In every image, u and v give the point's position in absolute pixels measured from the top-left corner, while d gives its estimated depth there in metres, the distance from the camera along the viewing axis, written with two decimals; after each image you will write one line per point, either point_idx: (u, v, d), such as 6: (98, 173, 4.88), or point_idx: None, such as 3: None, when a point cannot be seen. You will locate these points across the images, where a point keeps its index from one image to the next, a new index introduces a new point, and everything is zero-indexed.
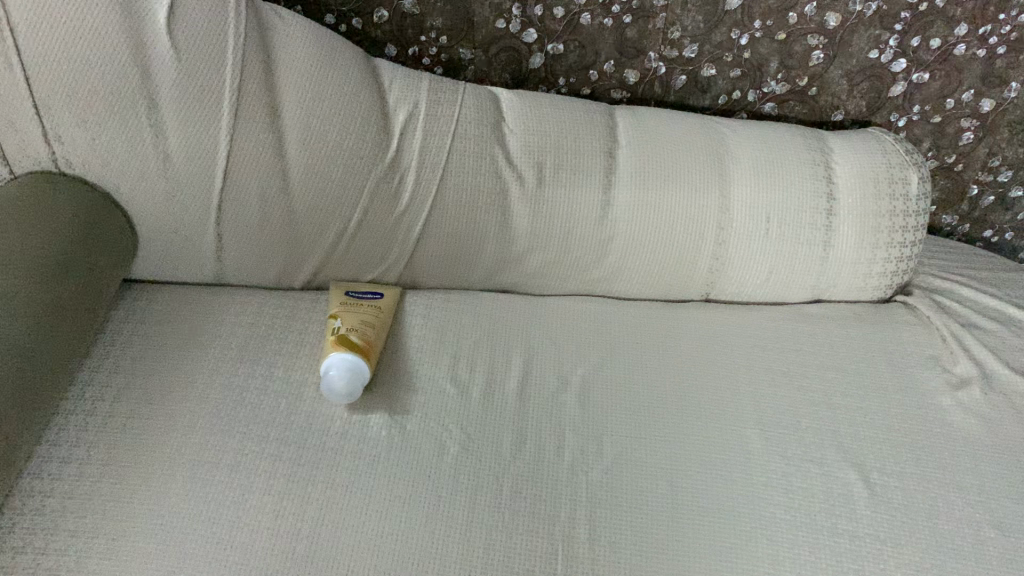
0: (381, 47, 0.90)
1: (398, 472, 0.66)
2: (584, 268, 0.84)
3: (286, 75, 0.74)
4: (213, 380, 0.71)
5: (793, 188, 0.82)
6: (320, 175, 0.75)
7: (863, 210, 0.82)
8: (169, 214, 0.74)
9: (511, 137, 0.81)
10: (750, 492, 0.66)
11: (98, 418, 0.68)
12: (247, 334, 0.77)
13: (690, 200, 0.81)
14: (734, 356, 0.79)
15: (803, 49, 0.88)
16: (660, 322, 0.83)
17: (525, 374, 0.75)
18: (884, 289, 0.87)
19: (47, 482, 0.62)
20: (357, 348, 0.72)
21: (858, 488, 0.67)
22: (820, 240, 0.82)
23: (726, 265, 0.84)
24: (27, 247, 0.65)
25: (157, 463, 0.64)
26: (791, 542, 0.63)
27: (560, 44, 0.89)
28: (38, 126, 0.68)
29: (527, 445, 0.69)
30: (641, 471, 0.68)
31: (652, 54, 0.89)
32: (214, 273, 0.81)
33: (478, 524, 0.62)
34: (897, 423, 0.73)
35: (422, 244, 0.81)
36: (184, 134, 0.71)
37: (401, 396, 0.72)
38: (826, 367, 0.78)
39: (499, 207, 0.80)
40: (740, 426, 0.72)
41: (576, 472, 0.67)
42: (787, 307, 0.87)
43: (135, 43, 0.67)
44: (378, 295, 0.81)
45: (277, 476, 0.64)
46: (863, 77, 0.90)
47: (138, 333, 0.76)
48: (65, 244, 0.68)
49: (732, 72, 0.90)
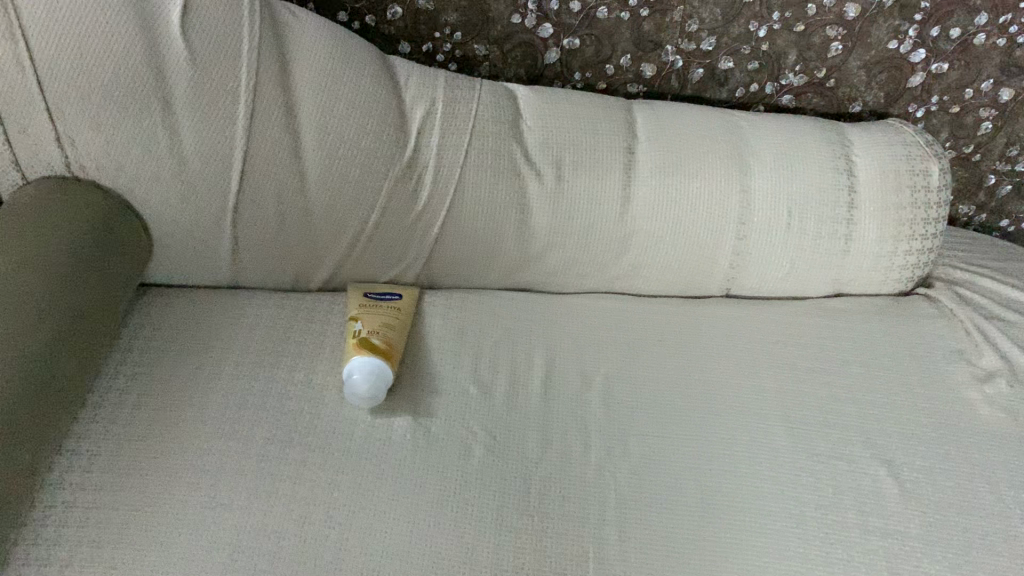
0: (394, 44, 0.87)
1: (424, 476, 0.65)
2: (603, 266, 0.83)
3: (302, 75, 0.72)
4: (232, 385, 0.71)
5: (814, 181, 0.81)
6: (337, 175, 0.75)
7: (885, 202, 0.81)
8: (185, 217, 0.74)
9: (529, 133, 0.80)
10: (780, 491, 0.66)
11: (118, 426, 0.67)
12: (265, 337, 0.76)
13: (710, 194, 0.80)
14: (757, 351, 0.78)
15: (822, 41, 0.86)
16: (680, 318, 0.82)
17: (547, 374, 0.75)
18: (906, 281, 0.86)
19: (69, 492, 0.62)
20: (379, 351, 0.72)
21: (888, 485, 0.67)
22: (841, 232, 0.82)
23: (746, 260, 0.83)
24: (25, 247, 0.64)
25: (180, 471, 0.64)
26: (824, 540, 0.63)
27: (576, 39, 0.86)
28: (51, 129, 0.67)
29: (554, 446, 0.68)
30: (666, 468, 0.67)
31: (670, 47, 0.87)
32: (230, 276, 0.80)
33: (507, 530, 0.62)
34: (925, 416, 0.73)
35: (440, 244, 0.80)
36: (199, 135, 0.70)
37: (423, 398, 0.71)
38: (850, 361, 0.77)
39: (517, 206, 0.79)
40: (766, 422, 0.71)
41: (604, 472, 0.67)
42: (807, 301, 0.86)
43: (150, 43, 0.66)
44: (397, 296, 0.80)
45: (303, 482, 0.64)
46: (882, 68, 0.88)
47: (155, 337, 0.75)
48: (70, 247, 0.66)
49: (749, 64, 0.88)
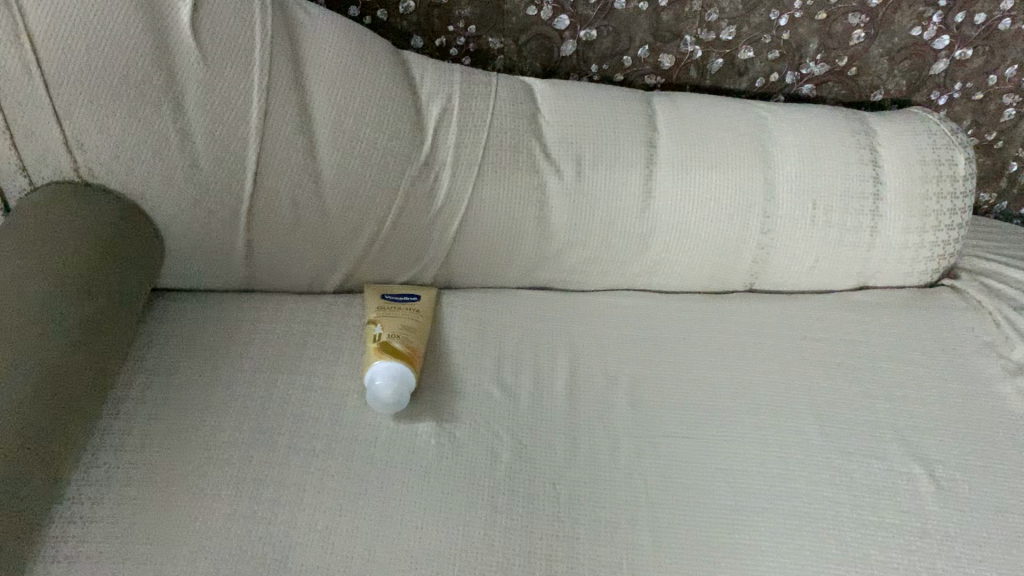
0: (406, 38, 0.85)
1: (451, 483, 0.64)
2: (624, 262, 0.81)
3: (316, 73, 0.71)
4: (251, 392, 0.69)
5: (838, 172, 0.80)
6: (353, 175, 0.73)
7: (910, 193, 0.80)
8: (198, 221, 0.72)
9: (547, 129, 0.78)
10: (814, 490, 0.65)
11: (135, 438, 0.65)
12: (282, 342, 0.74)
13: (733, 188, 0.78)
14: (784, 347, 0.77)
15: (844, 29, 0.84)
16: (704, 315, 0.81)
17: (572, 375, 0.73)
18: (931, 273, 0.84)
19: (88, 506, 0.60)
20: (401, 355, 0.70)
21: (923, 483, 0.66)
22: (866, 225, 0.80)
23: (770, 254, 0.81)
24: (31, 256, 0.62)
25: (201, 482, 0.62)
26: (861, 540, 0.62)
27: (593, 30, 0.84)
28: (59, 134, 0.65)
29: (582, 449, 0.67)
30: (697, 469, 0.66)
31: (689, 37, 0.85)
32: (243, 279, 0.78)
33: (538, 536, 0.61)
34: (957, 412, 0.71)
35: (457, 243, 0.78)
36: (212, 137, 0.68)
37: (446, 402, 0.70)
38: (879, 356, 0.76)
39: (537, 203, 0.77)
40: (797, 420, 0.70)
41: (634, 475, 0.65)
42: (832, 295, 0.84)
43: (159, 43, 0.64)
44: (415, 298, 0.78)
45: (328, 491, 0.63)
46: (905, 55, 0.87)
47: (169, 345, 0.73)
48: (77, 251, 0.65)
49: (770, 53, 0.86)
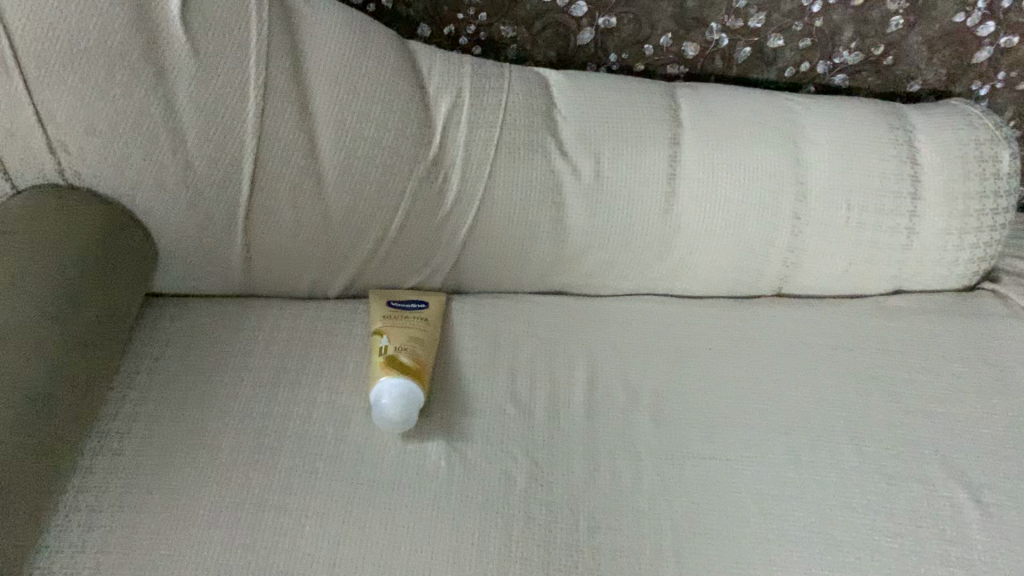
0: (413, 27, 0.80)
1: (464, 508, 0.60)
2: (645, 266, 0.77)
3: (317, 67, 0.66)
4: (250, 408, 0.65)
5: (874, 170, 0.75)
6: (358, 176, 0.68)
7: (951, 193, 0.75)
8: (192, 225, 0.67)
9: (564, 125, 0.73)
10: (850, 516, 0.61)
11: (127, 458, 0.61)
12: (283, 353, 0.70)
13: (761, 187, 0.74)
14: (815, 358, 0.72)
15: (881, 15, 0.79)
16: (730, 322, 0.76)
17: (590, 389, 0.69)
18: (970, 277, 0.80)
19: (77, 534, 0.56)
20: (408, 369, 0.66)
21: (967, 509, 0.61)
22: (903, 226, 0.75)
23: (801, 257, 0.76)
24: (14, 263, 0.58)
25: (197, 507, 0.58)
26: (902, 571, 0.58)
27: (612, 17, 0.79)
28: (42, 135, 0.61)
29: (602, 470, 0.63)
30: (725, 492, 0.62)
31: (714, 24, 0.79)
32: (242, 284, 0.74)
33: (556, 568, 0.57)
34: (1002, 430, 0.67)
35: (468, 247, 0.74)
36: (205, 136, 0.63)
37: (457, 419, 0.66)
38: (916, 368, 0.72)
39: (553, 204, 0.72)
40: (830, 439, 0.66)
41: (658, 499, 0.61)
42: (865, 299, 0.79)
43: (147, 37, 0.60)
44: (423, 305, 0.74)
45: (332, 517, 0.59)
46: (946, 43, 0.81)
47: (163, 356, 0.69)
48: (62, 259, 0.61)
49: (801, 42, 0.81)
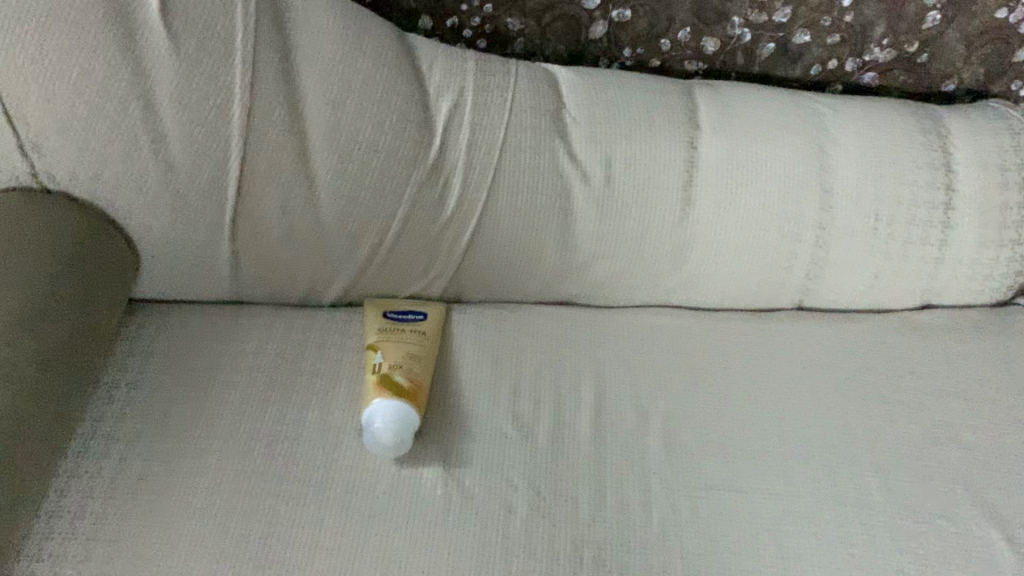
0: (414, 19, 0.75)
1: (459, 542, 0.56)
2: (658, 277, 0.72)
3: (308, 64, 0.61)
4: (236, 427, 0.61)
5: (905, 178, 0.70)
6: (352, 180, 0.64)
7: (987, 203, 0.70)
8: (175, 230, 0.63)
9: (574, 126, 0.68)
10: (874, 556, 0.56)
11: (104, 481, 0.57)
12: (272, 366, 0.66)
13: (783, 195, 0.69)
14: (838, 380, 0.68)
15: (916, 11, 0.74)
16: (747, 338, 0.72)
17: (597, 410, 0.65)
18: (1005, 293, 0.75)
19: (48, 565, 0.52)
20: (403, 390, 0.62)
21: (1001, 550, 0.57)
22: (935, 238, 0.71)
23: (824, 269, 0.72)
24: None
25: (176, 536, 0.55)
26: None
27: (627, 10, 0.74)
28: (13, 135, 0.57)
29: (609, 501, 0.59)
30: (741, 527, 0.58)
31: (737, 18, 0.74)
32: (230, 292, 0.70)
33: None
34: None
35: (470, 255, 0.69)
36: (187, 137, 0.59)
37: (455, 443, 0.62)
38: (945, 392, 0.67)
39: (560, 211, 0.68)
40: (854, 469, 0.62)
41: (668, 534, 0.57)
42: (891, 315, 0.75)
43: (125, 31, 0.56)
44: (421, 317, 0.70)
45: (318, 550, 0.55)
46: (985, 41, 0.76)
47: (145, 369, 0.65)
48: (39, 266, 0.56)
49: (829, 38, 0.76)
